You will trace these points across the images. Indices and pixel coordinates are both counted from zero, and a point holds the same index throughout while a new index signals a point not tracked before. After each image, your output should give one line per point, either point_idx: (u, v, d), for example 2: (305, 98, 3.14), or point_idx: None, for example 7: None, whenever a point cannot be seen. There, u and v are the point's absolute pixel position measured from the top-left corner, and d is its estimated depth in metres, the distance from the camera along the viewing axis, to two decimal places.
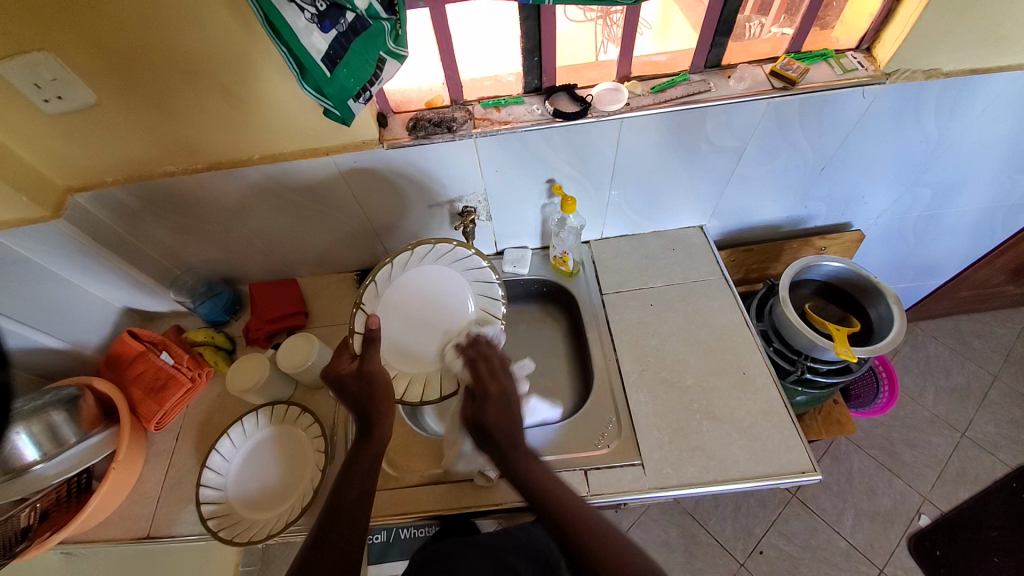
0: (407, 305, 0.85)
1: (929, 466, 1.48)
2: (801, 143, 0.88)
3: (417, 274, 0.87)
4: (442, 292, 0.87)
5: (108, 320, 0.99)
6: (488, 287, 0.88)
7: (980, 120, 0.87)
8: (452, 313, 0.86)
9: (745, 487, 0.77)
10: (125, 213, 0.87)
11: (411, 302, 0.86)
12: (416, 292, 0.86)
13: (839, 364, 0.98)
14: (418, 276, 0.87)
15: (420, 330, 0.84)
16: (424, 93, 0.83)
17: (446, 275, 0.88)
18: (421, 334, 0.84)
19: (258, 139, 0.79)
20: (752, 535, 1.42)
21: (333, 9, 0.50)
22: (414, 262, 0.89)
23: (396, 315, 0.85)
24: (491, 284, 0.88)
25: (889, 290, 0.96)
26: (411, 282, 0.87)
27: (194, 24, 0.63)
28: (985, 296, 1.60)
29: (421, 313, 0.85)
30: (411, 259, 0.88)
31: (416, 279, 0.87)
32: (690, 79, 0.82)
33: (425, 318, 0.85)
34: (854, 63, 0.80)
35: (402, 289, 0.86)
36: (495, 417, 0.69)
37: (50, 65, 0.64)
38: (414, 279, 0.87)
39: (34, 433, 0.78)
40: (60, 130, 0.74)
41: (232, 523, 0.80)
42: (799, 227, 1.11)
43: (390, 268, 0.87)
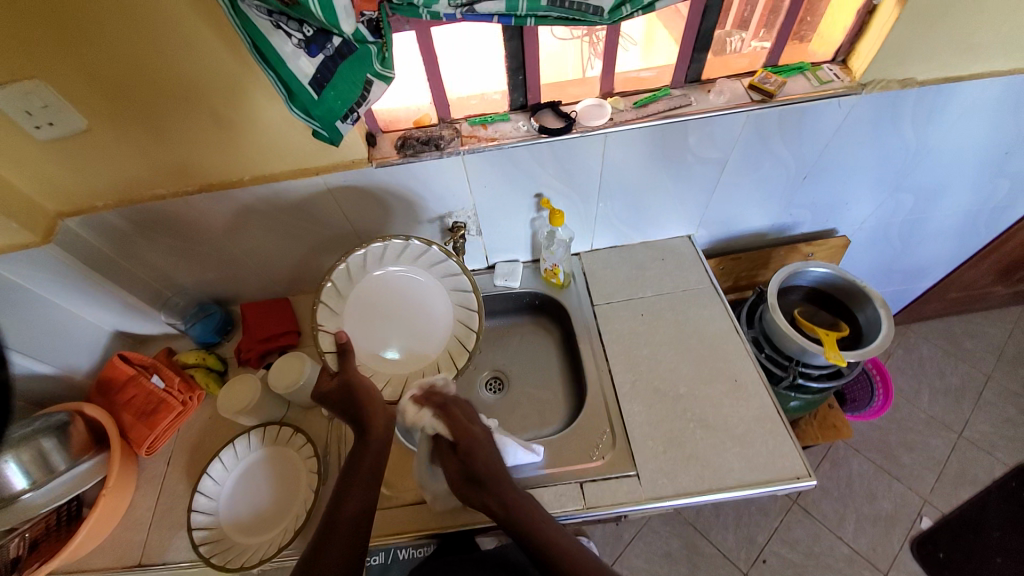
0: (370, 313, 0.85)
1: (926, 468, 1.48)
2: (782, 153, 0.90)
3: (367, 282, 0.86)
4: (398, 289, 0.87)
5: (99, 344, 0.98)
6: (447, 267, 0.89)
7: (953, 127, 0.90)
8: (418, 307, 0.88)
9: (743, 494, 0.77)
10: (116, 236, 0.88)
11: (371, 312, 0.85)
12: (371, 301, 0.85)
13: (830, 369, 0.99)
14: (367, 287, 0.86)
15: (389, 333, 0.86)
16: (412, 113, 0.84)
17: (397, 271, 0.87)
18: (392, 337, 0.86)
19: (249, 161, 0.80)
20: (754, 544, 1.40)
21: (320, 35, 0.52)
22: (358, 271, 0.86)
23: (360, 327, 0.84)
24: (449, 265, 0.88)
25: (875, 293, 0.97)
26: (363, 298, 0.85)
27: (184, 50, 0.64)
28: (974, 297, 1.62)
29: (385, 318, 0.86)
30: (352, 274, 0.85)
31: (363, 291, 0.85)
32: (671, 93, 0.84)
33: (391, 320, 0.86)
34: (831, 75, 0.82)
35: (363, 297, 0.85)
36: (484, 462, 0.71)
37: (42, 93, 0.65)
38: (366, 289, 0.85)
39: (23, 461, 0.75)
40: (52, 156, 0.74)
41: (225, 548, 0.79)
42: (785, 235, 1.13)
43: (334, 286, 0.83)
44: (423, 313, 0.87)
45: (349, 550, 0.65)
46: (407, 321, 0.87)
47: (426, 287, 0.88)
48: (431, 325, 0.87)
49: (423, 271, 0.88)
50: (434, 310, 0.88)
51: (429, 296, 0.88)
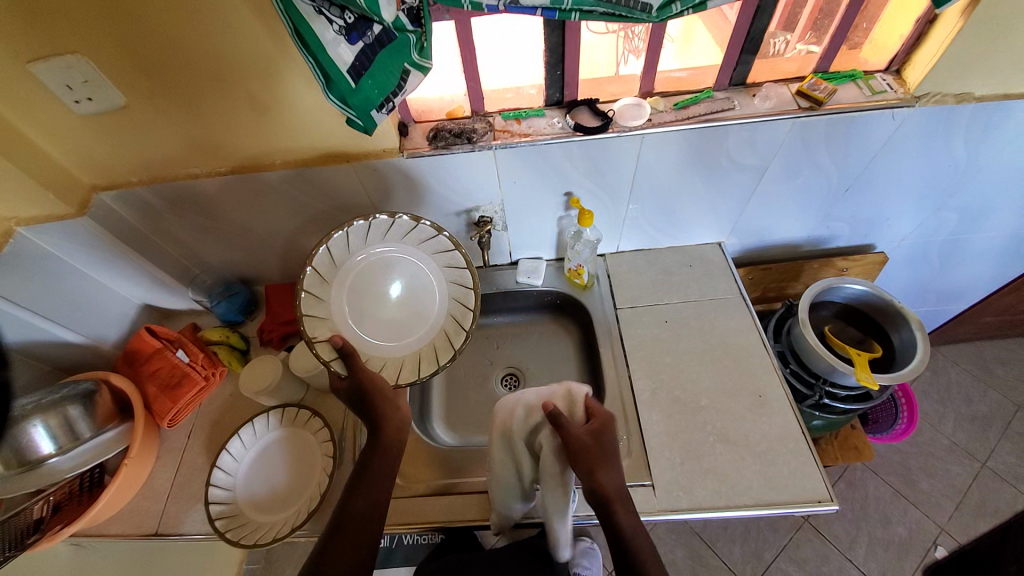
0: (359, 303, 0.80)
1: (946, 496, 1.44)
2: (826, 163, 0.86)
3: (343, 277, 0.80)
4: (370, 273, 0.81)
5: (127, 316, 1.01)
6: (418, 230, 0.83)
7: (1013, 145, 0.85)
8: (401, 277, 0.83)
9: (759, 514, 0.76)
10: (148, 211, 0.89)
11: (361, 305, 0.80)
12: (355, 292, 0.80)
13: (858, 391, 0.96)
14: (346, 282, 0.80)
15: (385, 312, 0.81)
16: (445, 103, 0.83)
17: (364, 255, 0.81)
18: (384, 316, 0.81)
19: (281, 145, 0.80)
20: (761, 560, 1.38)
21: (361, 22, 0.51)
22: (327, 268, 0.79)
23: (355, 324, 0.79)
24: (425, 229, 0.83)
25: (913, 315, 0.93)
26: (346, 294, 0.80)
27: (223, 31, 0.64)
28: (1011, 323, 1.55)
29: (376, 305, 0.81)
30: (323, 276, 0.79)
31: (342, 287, 0.80)
32: (714, 96, 0.81)
33: (383, 301, 0.81)
34: (884, 85, 0.78)
35: (348, 290, 0.80)
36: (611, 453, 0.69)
37: (84, 68, 0.65)
38: (341, 284, 0.80)
39: (50, 427, 0.79)
40: (90, 131, 0.75)
41: (239, 524, 0.80)
42: (819, 247, 1.09)
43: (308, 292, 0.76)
44: (410, 279, 0.83)
45: (358, 542, 0.65)
46: (398, 293, 0.82)
47: (395, 256, 0.83)
48: (416, 286, 0.83)
49: (389, 240, 0.83)
50: (419, 271, 0.84)
51: (402, 263, 0.83)
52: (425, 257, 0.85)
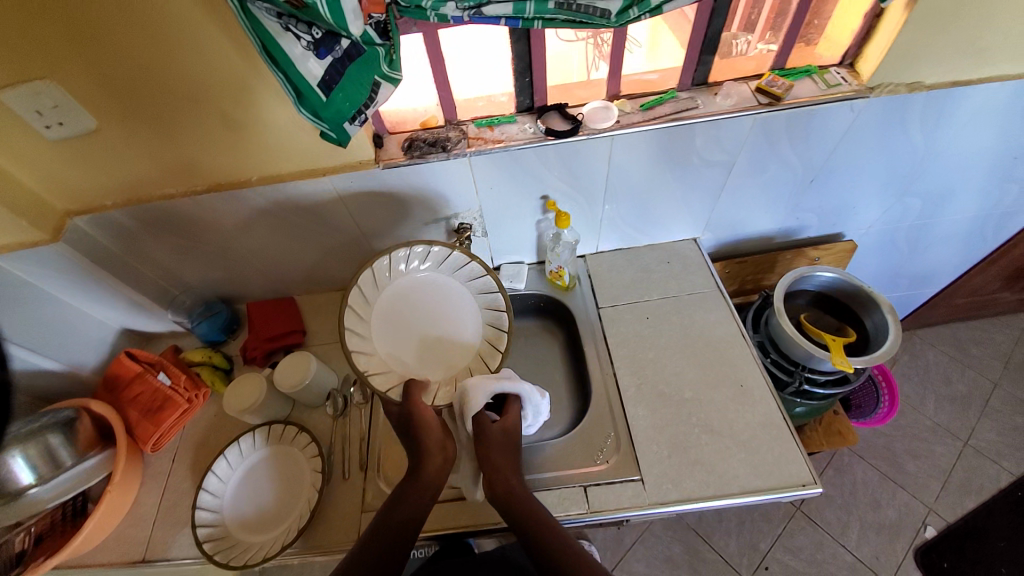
0: (402, 336, 0.83)
1: (932, 476, 1.47)
2: (789, 156, 0.89)
3: (379, 313, 0.83)
4: (401, 305, 0.85)
5: (106, 341, 0.99)
6: (432, 256, 0.86)
7: (965, 131, 0.89)
8: (429, 300, 0.86)
9: (747, 501, 0.77)
10: (124, 234, 0.88)
11: (403, 337, 0.83)
12: (395, 325, 0.83)
13: (836, 375, 0.98)
14: (384, 317, 0.83)
15: (428, 336, 0.84)
16: (419, 114, 0.84)
17: (390, 291, 0.85)
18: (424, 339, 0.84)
19: (257, 161, 0.81)
20: (757, 551, 1.39)
21: (328, 37, 0.52)
22: (365, 307, 0.82)
23: (404, 356, 0.82)
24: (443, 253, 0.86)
25: (883, 299, 0.96)
26: (387, 329, 0.83)
27: (194, 51, 0.65)
28: (982, 304, 1.61)
29: (416, 332, 0.84)
30: (361, 314, 0.81)
31: (381, 324, 0.83)
32: (678, 96, 0.84)
33: (422, 325, 0.84)
34: (838, 79, 0.82)
35: (388, 323, 0.83)
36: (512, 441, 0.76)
37: (53, 93, 0.65)
38: (379, 319, 0.83)
39: (30, 456, 0.77)
40: (61, 155, 0.75)
41: (229, 546, 0.79)
42: (791, 238, 1.13)
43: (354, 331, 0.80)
44: (439, 302, 0.86)
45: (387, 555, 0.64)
46: (434, 316, 0.85)
47: (416, 284, 0.86)
48: (446, 305, 0.86)
49: (412, 268, 0.86)
50: (448, 292, 0.87)
51: (423, 288, 0.86)
52: (448, 278, 0.88)
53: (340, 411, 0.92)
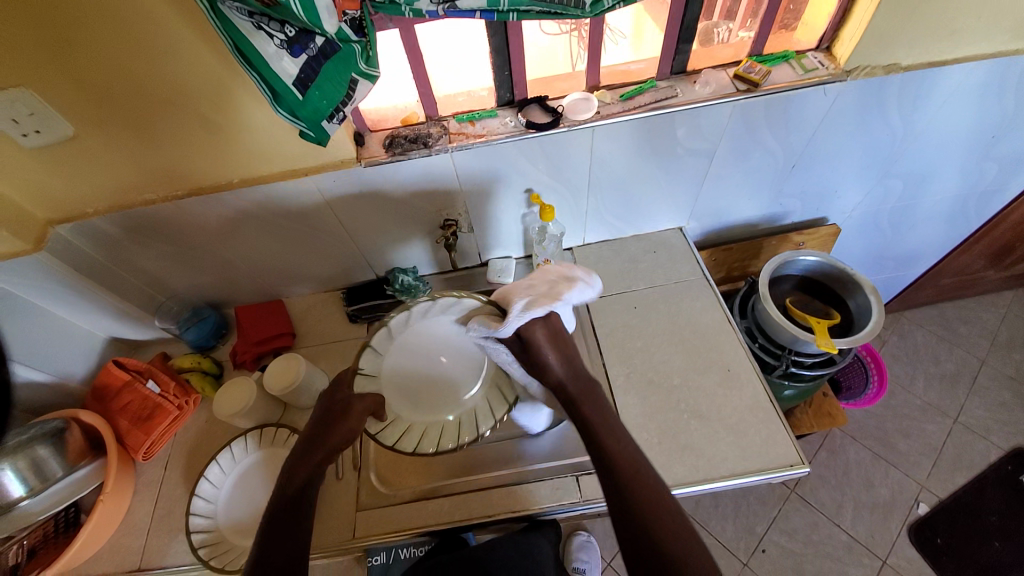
0: (422, 406, 0.75)
1: (924, 455, 1.49)
2: (770, 142, 0.90)
3: (400, 414, 0.75)
4: (405, 388, 0.75)
5: (94, 350, 0.98)
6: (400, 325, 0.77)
7: (942, 111, 0.90)
8: (424, 358, 0.77)
9: (738, 483, 0.78)
10: (108, 242, 0.88)
11: (415, 389, 0.76)
12: (408, 385, 0.75)
13: (822, 357, 1.00)
14: (397, 397, 0.75)
15: (446, 395, 0.76)
16: (399, 111, 0.84)
17: (392, 388, 0.75)
18: (440, 390, 0.76)
19: (239, 164, 0.80)
20: (753, 534, 1.41)
21: (303, 35, 0.51)
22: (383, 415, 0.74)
23: (411, 407, 0.75)
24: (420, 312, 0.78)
25: (865, 281, 0.98)
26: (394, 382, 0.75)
27: (168, 53, 0.64)
28: (967, 283, 1.63)
29: (427, 382, 0.76)
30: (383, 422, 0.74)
31: (403, 413, 0.75)
32: (657, 85, 0.84)
33: (433, 375, 0.76)
34: (815, 63, 0.83)
35: (405, 407, 0.75)
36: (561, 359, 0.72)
37: (27, 101, 0.64)
38: (400, 414, 0.75)
39: (19, 469, 0.77)
40: (40, 163, 0.74)
41: (223, 551, 0.79)
42: (776, 224, 1.14)
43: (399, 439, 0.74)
44: (431, 353, 0.77)
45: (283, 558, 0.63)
46: (449, 363, 0.77)
47: (401, 359, 0.76)
48: (438, 350, 0.77)
49: (386, 346, 0.76)
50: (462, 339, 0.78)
51: (404, 358, 0.76)
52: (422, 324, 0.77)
53: None
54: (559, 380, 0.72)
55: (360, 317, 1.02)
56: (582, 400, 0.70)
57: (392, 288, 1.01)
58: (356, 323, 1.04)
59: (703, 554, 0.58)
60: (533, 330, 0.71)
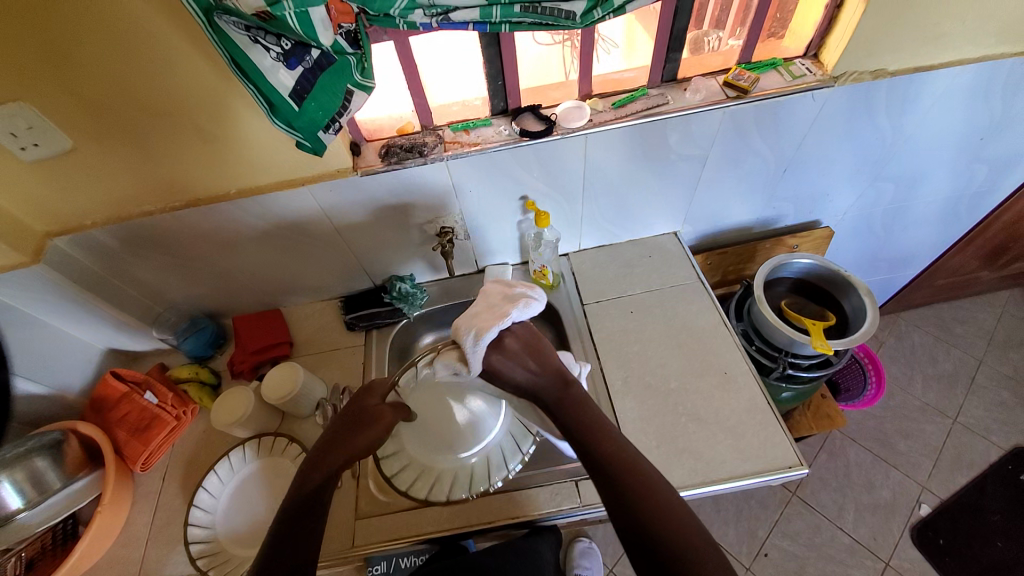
0: (443, 448, 0.87)
1: (924, 455, 1.50)
2: (761, 147, 0.91)
3: (424, 458, 0.86)
4: (425, 434, 0.88)
5: (92, 362, 0.99)
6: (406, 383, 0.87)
7: (928, 115, 0.92)
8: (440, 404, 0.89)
9: (738, 485, 0.78)
10: (107, 254, 0.88)
11: (427, 431, 0.88)
12: (427, 429, 0.88)
13: (819, 358, 1.01)
14: (418, 442, 0.88)
15: (462, 435, 0.87)
16: (395, 121, 0.85)
17: (413, 436, 0.88)
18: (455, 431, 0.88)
19: (236, 174, 0.81)
20: (755, 538, 1.41)
21: (298, 48, 0.52)
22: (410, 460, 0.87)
23: (419, 447, 0.87)
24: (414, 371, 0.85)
25: (859, 282, 0.99)
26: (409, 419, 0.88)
27: (165, 66, 0.65)
28: (961, 283, 1.64)
29: (439, 429, 0.88)
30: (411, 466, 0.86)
31: (426, 457, 0.87)
32: (649, 93, 0.86)
33: (445, 420, 0.88)
34: (803, 70, 0.84)
35: (427, 450, 0.87)
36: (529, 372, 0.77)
37: (26, 115, 0.65)
38: (423, 458, 0.87)
39: (17, 482, 0.77)
40: (39, 176, 0.75)
41: (223, 561, 0.79)
42: (770, 227, 1.15)
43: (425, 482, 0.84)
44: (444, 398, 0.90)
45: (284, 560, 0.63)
46: (459, 416, 0.89)
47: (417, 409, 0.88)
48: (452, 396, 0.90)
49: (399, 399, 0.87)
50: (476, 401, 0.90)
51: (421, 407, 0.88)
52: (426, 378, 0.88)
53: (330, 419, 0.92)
54: (531, 391, 0.77)
55: (357, 325, 1.03)
56: (559, 403, 0.76)
57: (390, 296, 1.02)
58: (354, 332, 1.04)
59: (698, 538, 0.62)
60: (495, 357, 0.77)
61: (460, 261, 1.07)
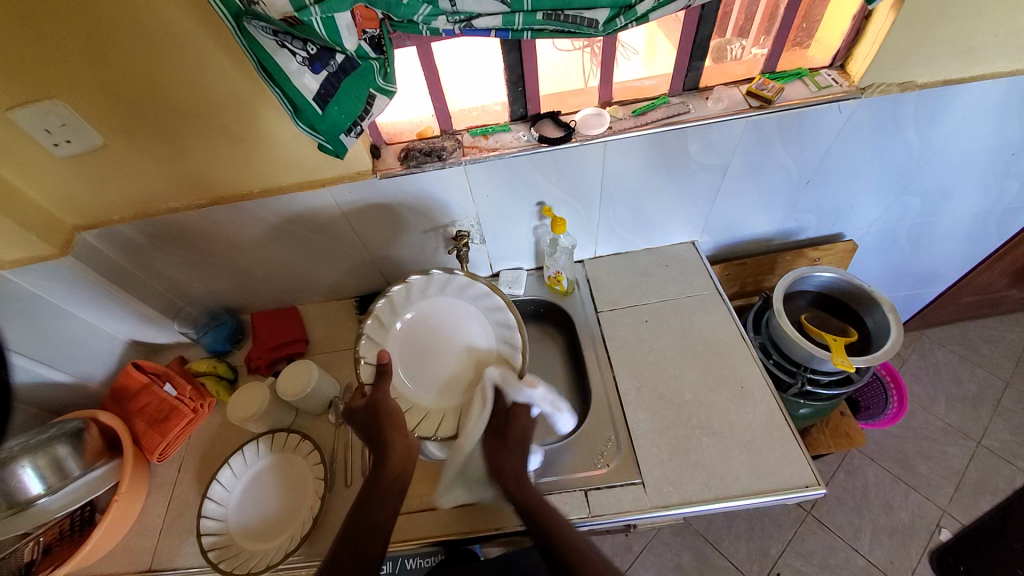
0: (422, 375, 0.85)
1: (946, 478, 1.45)
2: (783, 158, 0.90)
3: (402, 379, 0.85)
4: (411, 354, 0.86)
5: (115, 352, 1.01)
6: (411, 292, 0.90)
7: (959, 129, 0.89)
8: (437, 334, 0.87)
9: (750, 503, 0.76)
10: (132, 248, 0.90)
11: (418, 372, 0.85)
12: (413, 355, 0.86)
13: (839, 375, 0.98)
14: (401, 363, 0.85)
15: (442, 374, 0.85)
16: (415, 125, 0.86)
17: (402, 353, 0.86)
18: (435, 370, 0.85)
19: (259, 174, 0.83)
20: (767, 556, 1.37)
21: (324, 52, 0.53)
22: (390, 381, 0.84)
23: (414, 387, 0.84)
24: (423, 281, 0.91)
25: (883, 298, 0.97)
26: (401, 365, 0.85)
27: (195, 67, 0.67)
28: (991, 302, 1.59)
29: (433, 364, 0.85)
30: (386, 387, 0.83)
31: (404, 378, 0.85)
32: (670, 101, 0.85)
33: (432, 359, 0.86)
34: (829, 80, 0.83)
35: (405, 377, 0.85)
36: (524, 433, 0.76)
37: (61, 112, 0.68)
38: (401, 375, 0.85)
39: (39, 467, 0.79)
40: (70, 172, 0.77)
41: (233, 554, 0.80)
42: (790, 239, 1.13)
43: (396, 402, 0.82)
44: (440, 327, 0.88)
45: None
46: (444, 359, 0.86)
47: (414, 327, 0.88)
48: (450, 335, 0.87)
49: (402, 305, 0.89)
50: (461, 333, 0.87)
51: (418, 327, 0.88)
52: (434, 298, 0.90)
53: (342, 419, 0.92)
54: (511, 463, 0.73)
55: None
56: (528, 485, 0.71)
57: None
58: None
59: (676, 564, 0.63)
60: (522, 410, 0.77)
61: (474, 265, 1.07)
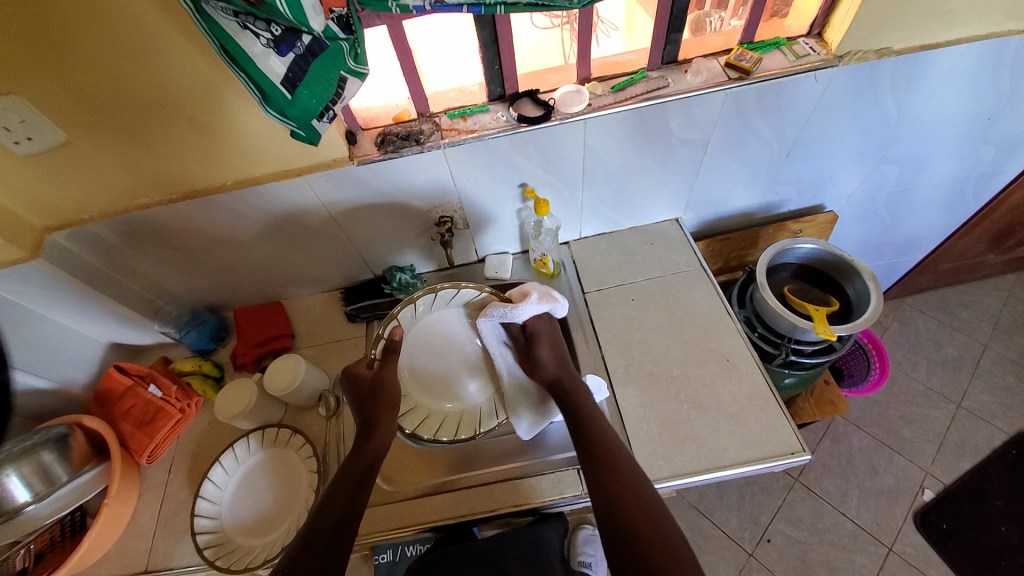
0: (444, 391, 0.87)
1: (928, 441, 1.49)
2: (764, 130, 0.90)
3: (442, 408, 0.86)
4: (428, 391, 0.87)
5: (95, 355, 0.99)
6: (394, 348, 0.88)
7: (935, 96, 0.90)
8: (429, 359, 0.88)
9: (740, 472, 0.78)
10: (105, 248, 0.88)
11: (440, 392, 0.87)
12: (426, 387, 0.87)
13: (822, 345, 1.00)
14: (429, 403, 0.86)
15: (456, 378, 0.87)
16: (391, 108, 0.84)
17: (427, 398, 0.86)
18: (446, 380, 0.87)
19: (232, 166, 0.81)
20: (758, 524, 1.41)
21: (289, 34, 0.51)
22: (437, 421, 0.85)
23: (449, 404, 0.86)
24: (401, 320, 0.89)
25: (864, 267, 0.97)
26: (427, 400, 0.86)
27: (158, 57, 0.64)
28: (968, 267, 1.62)
29: (436, 379, 0.87)
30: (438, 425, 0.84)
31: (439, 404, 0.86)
32: (648, 76, 0.84)
33: (439, 376, 0.87)
34: (807, 49, 0.82)
35: (439, 404, 0.86)
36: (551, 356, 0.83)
37: (19, 109, 0.65)
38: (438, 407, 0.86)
39: (25, 475, 0.77)
40: (34, 170, 0.74)
41: (229, 551, 0.80)
42: (773, 212, 1.13)
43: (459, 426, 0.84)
44: (427, 351, 0.89)
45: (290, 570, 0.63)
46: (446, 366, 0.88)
47: (414, 375, 0.88)
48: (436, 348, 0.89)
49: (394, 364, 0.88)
50: (445, 334, 0.90)
51: (414, 371, 0.88)
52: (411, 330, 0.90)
53: (333, 411, 0.92)
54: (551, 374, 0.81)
55: (358, 316, 1.02)
56: (570, 393, 0.79)
57: (391, 286, 1.02)
58: (355, 322, 1.04)
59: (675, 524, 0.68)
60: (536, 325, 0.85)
61: (458, 251, 1.06)
